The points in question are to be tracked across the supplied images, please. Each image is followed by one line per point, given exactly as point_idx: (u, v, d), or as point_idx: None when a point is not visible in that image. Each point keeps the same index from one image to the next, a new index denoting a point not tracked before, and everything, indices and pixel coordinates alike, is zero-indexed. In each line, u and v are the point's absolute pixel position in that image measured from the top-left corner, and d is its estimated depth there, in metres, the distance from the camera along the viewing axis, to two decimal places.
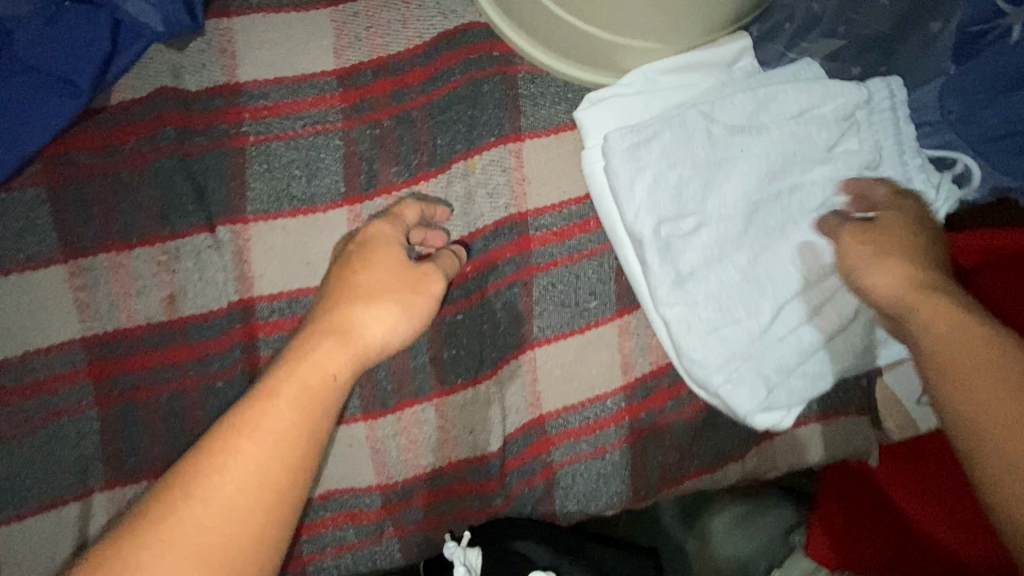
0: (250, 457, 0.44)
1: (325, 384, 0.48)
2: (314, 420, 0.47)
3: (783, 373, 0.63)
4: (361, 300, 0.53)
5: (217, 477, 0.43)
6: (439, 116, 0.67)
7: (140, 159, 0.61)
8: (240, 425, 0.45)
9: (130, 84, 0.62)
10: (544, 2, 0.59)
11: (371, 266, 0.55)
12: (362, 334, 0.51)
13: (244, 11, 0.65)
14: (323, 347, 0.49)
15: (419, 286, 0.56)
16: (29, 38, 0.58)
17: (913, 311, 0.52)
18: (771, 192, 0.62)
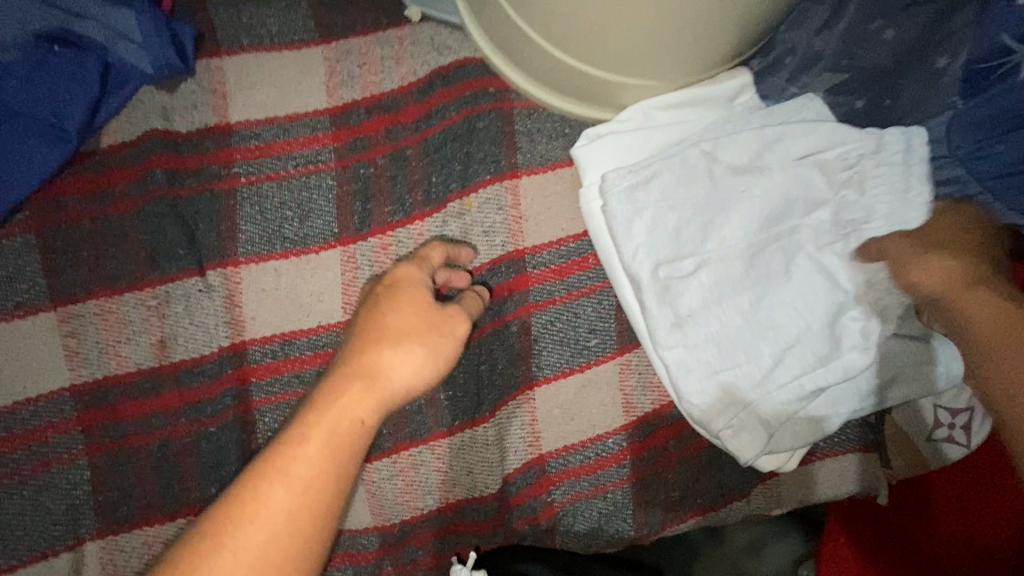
0: (277, 504, 0.44)
1: (354, 430, 0.49)
2: (341, 467, 0.47)
3: (787, 418, 0.62)
4: (385, 345, 0.52)
5: (244, 526, 0.43)
6: (434, 153, 0.66)
7: (131, 203, 0.60)
8: (269, 470, 0.45)
9: (121, 127, 0.62)
10: (540, 40, 0.59)
11: (397, 306, 0.55)
12: (387, 379, 0.51)
13: (235, 51, 0.64)
14: (351, 392, 0.50)
15: (444, 328, 0.55)
16: (16, 84, 0.58)
17: (962, 302, 0.55)
18: (772, 234, 0.62)
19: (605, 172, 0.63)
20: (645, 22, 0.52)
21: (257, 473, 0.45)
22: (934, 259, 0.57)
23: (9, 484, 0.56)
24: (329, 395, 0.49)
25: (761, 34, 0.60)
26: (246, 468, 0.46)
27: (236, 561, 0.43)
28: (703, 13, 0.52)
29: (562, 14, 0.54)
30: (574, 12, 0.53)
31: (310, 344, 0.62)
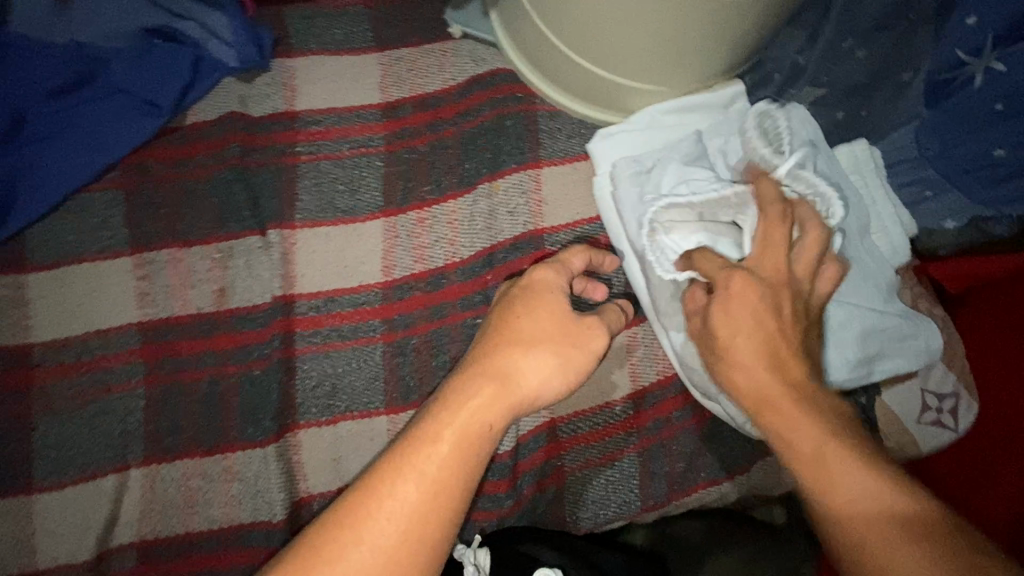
0: (411, 499, 0.47)
1: (481, 433, 0.51)
2: (467, 468, 0.49)
3: None
4: (519, 351, 0.55)
5: (382, 516, 0.46)
6: (469, 144, 0.75)
7: (208, 170, 0.70)
8: (404, 466, 0.47)
9: (205, 109, 0.72)
10: (561, 48, 0.70)
11: (533, 312, 0.57)
12: (521, 384, 0.54)
13: (305, 53, 0.76)
14: (484, 394, 0.52)
15: (578, 336, 0.57)
16: (124, 67, 0.69)
17: (766, 415, 0.50)
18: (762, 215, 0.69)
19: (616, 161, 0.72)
20: (659, 36, 0.63)
21: (392, 464, 0.48)
22: (733, 364, 0.53)
23: (71, 405, 0.62)
24: (460, 395, 0.52)
25: (753, 53, 0.70)
26: (382, 455, 0.49)
27: (370, 556, 0.45)
28: (708, 31, 0.62)
29: (591, 30, 0.65)
30: (598, 26, 0.64)
31: (350, 301, 0.70)
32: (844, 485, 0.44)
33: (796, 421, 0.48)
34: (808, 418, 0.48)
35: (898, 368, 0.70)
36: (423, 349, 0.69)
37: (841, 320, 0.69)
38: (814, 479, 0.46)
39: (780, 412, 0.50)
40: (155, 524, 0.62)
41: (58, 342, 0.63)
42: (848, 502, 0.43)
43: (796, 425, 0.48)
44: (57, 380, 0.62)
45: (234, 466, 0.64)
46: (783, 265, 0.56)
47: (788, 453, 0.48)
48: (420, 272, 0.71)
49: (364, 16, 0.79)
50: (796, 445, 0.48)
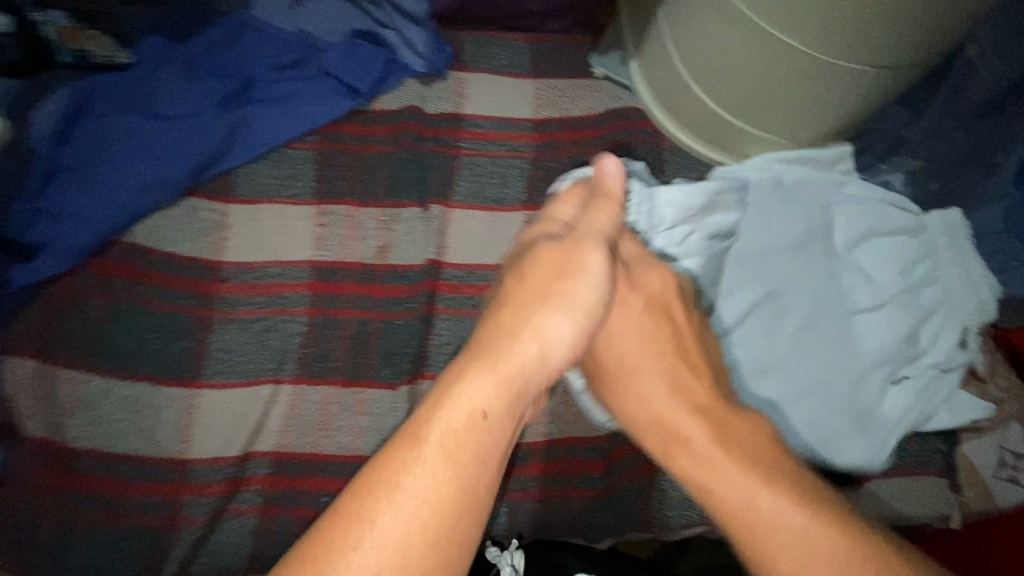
0: (402, 515, 0.39)
1: (475, 422, 0.42)
2: (474, 471, 0.41)
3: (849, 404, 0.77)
4: (516, 315, 0.48)
5: (375, 543, 0.38)
6: (604, 163, 0.86)
7: (385, 149, 0.82)
8: (395, 484, 0.39)
9: (389, 99, 0.85)
10: (694, 91, 0.83)
11: (525, 273, 0.51)
12: (519, 353, 0.46)
13: (476, 70, 0.89)
14: (477, 378, 0.43)
15: (574, 277, 0.51)
16: (334, 56, 0.83)
17: (675, 455, 0.53)
18: (815, 270, 0.81)
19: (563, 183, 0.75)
20: (786, 89, 0.75)
21: (371, 478, 0.40)
22: (632, 396, 0.58)
23: (246, 319, 0.70)
24: (453, 383, 0.43)
25: (862, 121, 0.81)
26: (365, 470, 0.40)
27: None
28: (830, 92, 0.74)
29: (729, 76, 0.78)
30: (732, 74, 0.77)
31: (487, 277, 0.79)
32: (776, 521, 0.46)
33: (717, 476, 0.49)
34: (728, 462, 0.50)
35: (952, 421, 0.77)
36: None
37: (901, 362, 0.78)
38: (751, 534, 0.46)
39: (690, 446, 0.52)
40: (292, 438, 0.68)
41: (246, 264, 0.73)
42: (778, 538, 0.45)
43: (712, 468, 0.50)
44: (238, 297, 0.71)
45: (367, 401, 0.70)
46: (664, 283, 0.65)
47: (716, 508, 0.49)
48: None
49: (524, 49, 0.93)
50: (731, 497, 0.48)
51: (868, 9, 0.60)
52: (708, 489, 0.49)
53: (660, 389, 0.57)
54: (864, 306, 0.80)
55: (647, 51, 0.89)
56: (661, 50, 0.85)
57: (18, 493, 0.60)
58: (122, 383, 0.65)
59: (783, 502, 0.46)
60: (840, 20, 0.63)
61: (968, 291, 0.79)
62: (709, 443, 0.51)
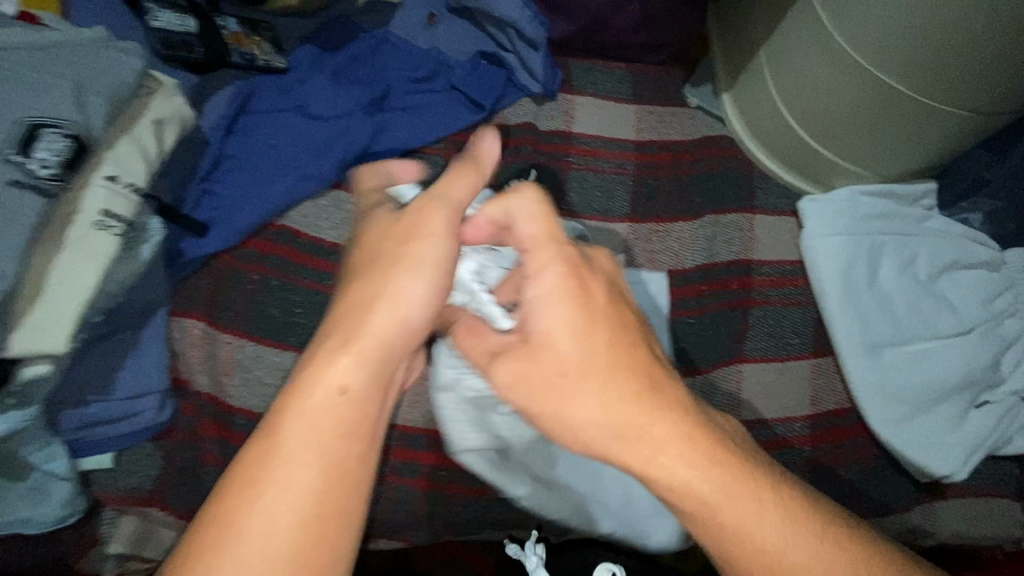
0: (296, 482, 0.45)
1: (341, 395, 0.48)
2: (341, 449, 0.47)
3: (943, 422, 0.82)
4: (350, 296, 0.51)
5: (251, 529, 0.44)
6: (699, 183, 0.93)
7: (503, 161, 0.90)
8: (262, 477, 0.45)
9: (508, 114, 0.93)
10: (792, 123, 0.90)
11: (373, 245, 0.54)
12: (372, 322, 0.50)
13: (583, 93, 0.97)
14: (341, 360, 0.49)
15: (413, 235, 0.53)
16: (461, 73, 0.92)
17: (657, 457, 0.49)
18: (910, 295, 0.86)
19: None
20: (886, 127, 0.82)
21: (251, 462, 0.45)
22: (568, 417, 0.51)
23: None
24: (308, 370, 0.48)
25: (949, 161, 0.88)
26: (232, 473, 0.46)
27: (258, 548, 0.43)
28: (927, 133, 0.81)
29: (829, 113, 0.85)
30: (836, 109, 0.84)
31: None
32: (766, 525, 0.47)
33: (720, 490, 0.48)
34: (705, 461, 0.49)
35: None
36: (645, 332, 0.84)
37: (988, 384, 0.84)
38: (735, 549, 0.48)
39: (662, 447, 0.49)
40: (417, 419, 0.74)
41: None
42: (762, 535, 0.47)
43: (702, 470, 0.48)
44: None
45: None
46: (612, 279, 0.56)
47: (697, 509, 0.49)
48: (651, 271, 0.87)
49: (625, 77, 1.00)
50: (719, 516, 0.48)
51: (988, 60, 0.67)
52: (711, 506, 0.48)
53: (614, 398, 0.50)
54: (950, 330, 0.85)
55: (740, 86, 0.97)
56: (760, 83, 0.92)
57: (185, 441, 0.67)
58: (272, 350, 0.71)
59: (768, 501, 0.48)
60: (954, 70, 0.70)
61: None
62: (694, 453, 0.49)
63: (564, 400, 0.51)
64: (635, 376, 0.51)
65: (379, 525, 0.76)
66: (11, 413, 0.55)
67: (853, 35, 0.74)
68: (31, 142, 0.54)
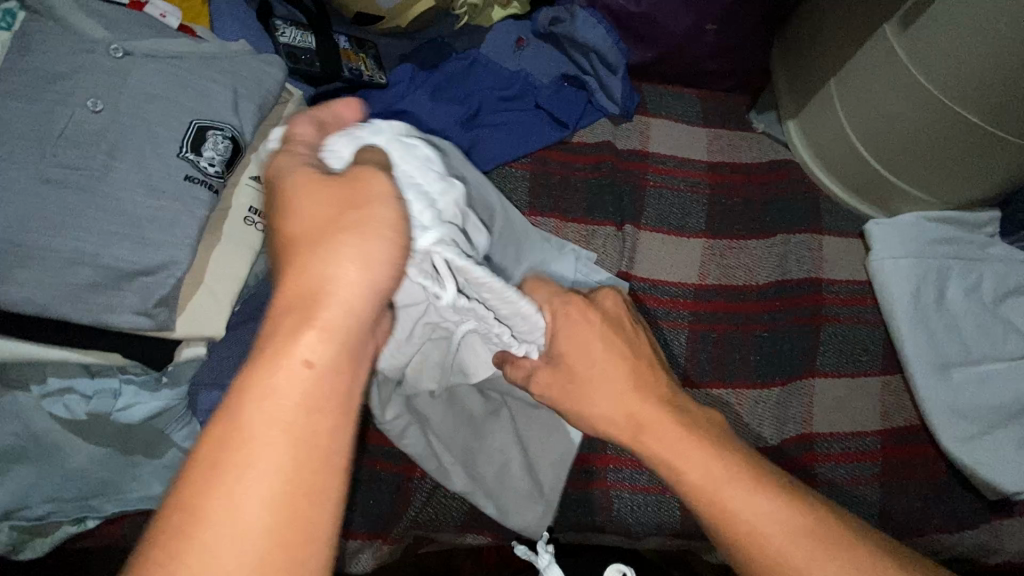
0: (260, 497, 0.35)
1: (310, 377, 0.38)
2: (310, 441, 0.37)
3: (1013, 443, 0.84)
4: (299, 263, 0.42)
5: (198, 562, 0.33)
6: (769, 205, 0.97)
7: (586, 175, 0.94)
8: (216, 471, 0.35)
9: (588, 133, 0.98)
10: (860, 149, 0.94)
11: (312, 202, 0.44)
12: (330, 289, 0.41)
13: (657, 115, 1.02)
14: (303, 334, 0.39)
15: (369, 192, 0.43)
16: (545, 94, 0.97)
17: (643, 437, 0.55)
18: (973, 317, 0.90)
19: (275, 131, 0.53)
20: (957, 156, 0.86)
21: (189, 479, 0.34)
22: (587, 412, 0.58)
23: None
24: (265, 350, 0.39)
25: (1015, 191, 0.92)
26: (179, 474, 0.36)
27: None
28: (995, 165, 0.85)
29: (899, 142, 0.89)
30: (905, 138, 0.88)
31: (668, 292, 0.90)
32: (746, 501, 0.48)
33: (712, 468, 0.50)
34: (689, 440, 0.53)
35: None
36: (720, 343, 0.88)
37: None
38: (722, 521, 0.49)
39: (654, 431, 0.54)
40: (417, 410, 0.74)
41: None
42: (746, 509, 0.48)
43: (682, 449, 0.52)
44: None
45: None
46: (617, 312, 0.62)
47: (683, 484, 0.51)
48: (726, 285, 0.91)
49: (696, 102, 1.06)
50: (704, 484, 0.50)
51: None
52: (682, 470, 0.52)
53: (625, 397, 0.56)
54: (1012, 351, 0.88)
55: (806, 113, 1.02)
56: (826, 110, 0.97)
57: None
58: None
59: (749, 479, 0.50)
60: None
61: None
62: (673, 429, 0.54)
63: (582, 401, 0.58)
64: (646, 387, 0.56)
65: (466, 522, 0.76)
66: (164, 391, 0.62)
67: (932, 70, 0.79)
68: (200, 143, 0.59)
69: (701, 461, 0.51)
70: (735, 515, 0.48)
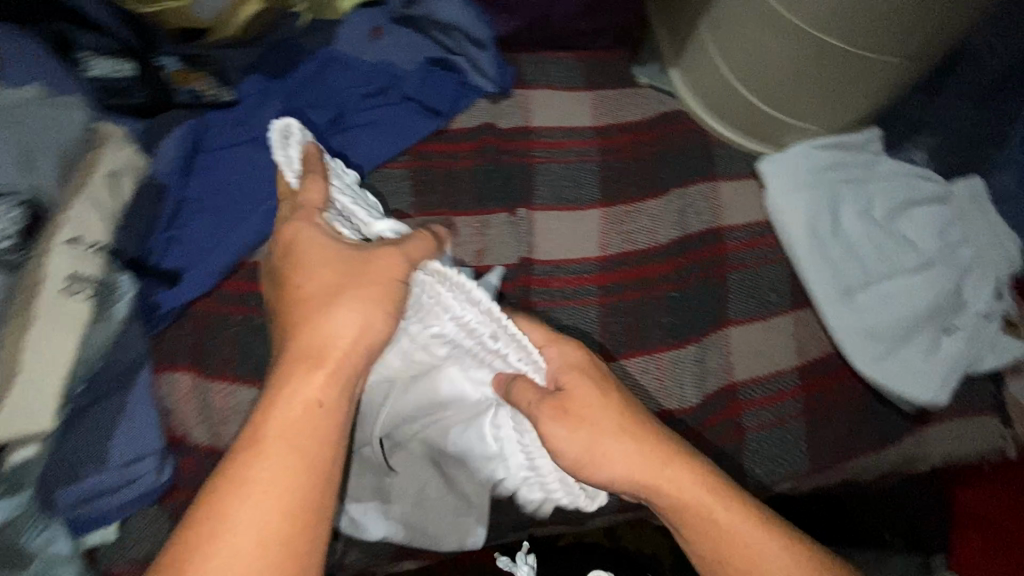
0: (274, 498, 0.47)
1: (310, 411, 0.50)
2: (313, 459, 0.49)
3: (920, 356, 0.87)
4: (310, 322, 0.53)
5: (228, 539, 0.45)
6: (662, 161, 0.95)
7: (470, 162, 0.90)
8: (240, 481, 0.47)
9: (466, 118, 0.93)
10: (740, 89, 0.93)
11: (309, 270, 0.55)
12: (334, 348, 0.52)
13: (536, 86, 0.97)
14: (313, 379, 0.51)
15: (374, 274, 0.55)
16: (414, 83, 0.91)
17: (665, 474, 0.59)
18: (871, 239, 0.91)
19: (289, 121, 0.69)
20: (831, 84, 0.86)
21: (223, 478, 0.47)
22: (601, 460, 0.59)
23: None
24: (284, 388, 0.51)
25: (891, 106, 0.92)
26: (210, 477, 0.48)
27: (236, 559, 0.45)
28: (864, 86, 0.86)
29: (773, 75, 0.88)
30: (778, 71, 0.87)
31: (573, 270, 0.87)
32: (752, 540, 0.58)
33: (710, 496, 0.59)
34: (701, 484, 0.59)
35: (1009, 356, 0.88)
36: (633, 312, 0.86)
37: (957, 315, 0.89)
38: (717, 547, 0.58)
39: (664, 476, 0.59)
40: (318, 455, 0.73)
41: None
42: (752, 540, 0.58)
43: (694, 489, 0.59)
44: None
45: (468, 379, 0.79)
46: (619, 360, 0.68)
47: (692, 520, 0.59)
48: (629, 251, 0.89)
49: (575, 65, 1.00)
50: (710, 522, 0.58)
51: (907, 15, 0.72)
52: (698, 510, 0.59)
53: (633, 454, 0.59)
54: (912, 265, 0.90)
55: (685, 59, 0.99)
56: (702, 54, 0.95)
57: (189, 499, 0.66)
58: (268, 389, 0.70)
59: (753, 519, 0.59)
60: (880, 27, 0.75)
61: (1005, 246, 0.91)
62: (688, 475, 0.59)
63: (595, 451, 0.59)
64: (657, 441, 0.60)
65: (401, 550, 0.75)
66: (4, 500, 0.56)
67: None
68: None
69: (715, 502, 0.59)
70: (741, 549, 0.58)
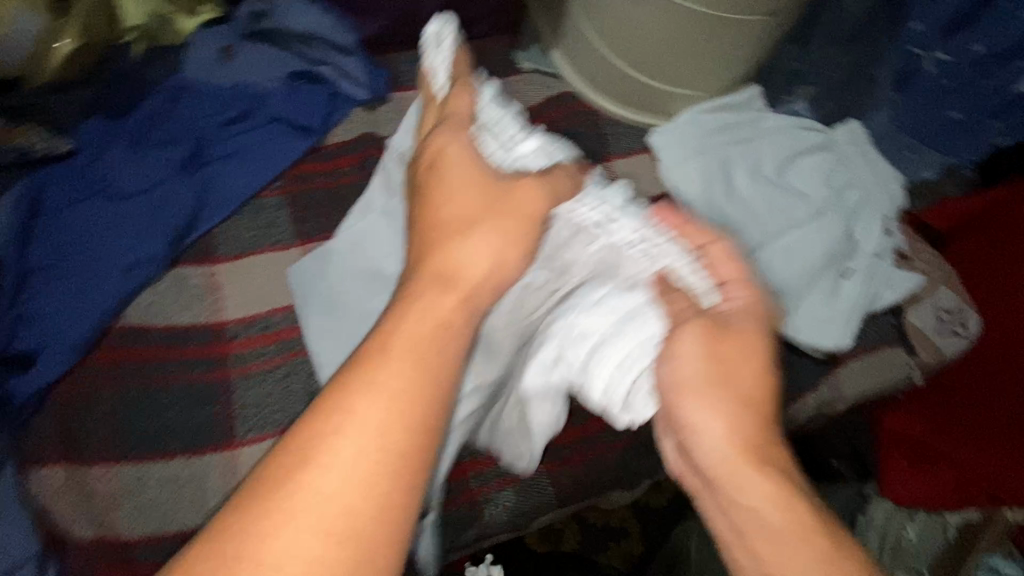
0: (372, 416, 0.41)
1: (440, 330, 0.47)
2: (420, 389, 0.43)
3: (825, 302, 0.89)
4: (442, 244, 0.54)
5: (320, 465, 0.39)
6: None
7: (351, 178, 0.82)
8: (354, 388, 0.42)
9: (342, 131, 0.86)
10: (620, 63, 0.91)
11: (448, 188, 0.58)
12: (465, 277, 0.52)
13: (416, 86, 0.90)
14: (434, 295, 0.49)
15: (516, 205, 0.58)
16: (279, 101, 0.84)
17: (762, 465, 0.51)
18: (762, 195, 0.92)
19: (441, 25, 0.70)
20: (702, 47, 0.85)
21: (332, 389, 0.42)
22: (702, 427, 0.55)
23: (185, 384, 0.69)
24: (418, 307, 0.48)
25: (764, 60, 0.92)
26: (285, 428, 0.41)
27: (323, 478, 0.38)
28: (734, 45, 0.85)
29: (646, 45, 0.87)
30: (649, 40, 0.86)
31: None
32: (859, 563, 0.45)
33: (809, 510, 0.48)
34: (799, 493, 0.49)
35: (906, 288, 0.91)
36: None
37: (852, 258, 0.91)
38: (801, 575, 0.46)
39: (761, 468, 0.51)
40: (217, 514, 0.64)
41: (197, 325, 0.72)
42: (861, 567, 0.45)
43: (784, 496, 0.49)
44: (209, 359, 0.70)
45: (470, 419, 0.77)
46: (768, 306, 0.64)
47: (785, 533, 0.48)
48: None
49: None
50: (766, 527, 0.48)
51: None
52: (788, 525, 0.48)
53: (742, 421, 0.54)
54: (806, 217, 0.91)
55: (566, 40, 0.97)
56: (579, 34, 0.93)
57: None
58: (156, 464, 0.65)
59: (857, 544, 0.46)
60: None
61: (888, 186, 0.94)
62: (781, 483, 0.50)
63: (723, 390, 0.56)
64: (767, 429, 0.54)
65: None
66: None
67: None
68: None
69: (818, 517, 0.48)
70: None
